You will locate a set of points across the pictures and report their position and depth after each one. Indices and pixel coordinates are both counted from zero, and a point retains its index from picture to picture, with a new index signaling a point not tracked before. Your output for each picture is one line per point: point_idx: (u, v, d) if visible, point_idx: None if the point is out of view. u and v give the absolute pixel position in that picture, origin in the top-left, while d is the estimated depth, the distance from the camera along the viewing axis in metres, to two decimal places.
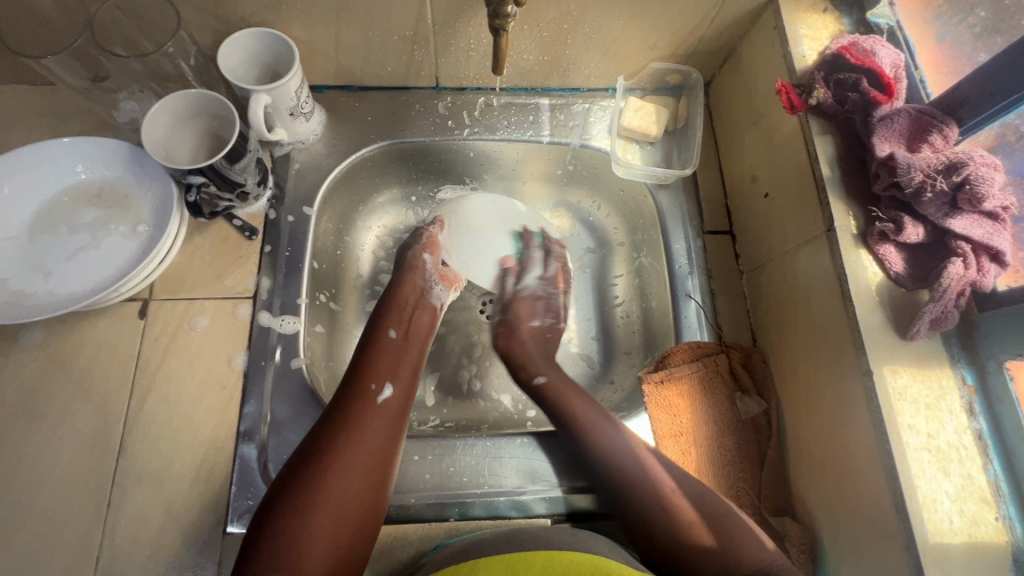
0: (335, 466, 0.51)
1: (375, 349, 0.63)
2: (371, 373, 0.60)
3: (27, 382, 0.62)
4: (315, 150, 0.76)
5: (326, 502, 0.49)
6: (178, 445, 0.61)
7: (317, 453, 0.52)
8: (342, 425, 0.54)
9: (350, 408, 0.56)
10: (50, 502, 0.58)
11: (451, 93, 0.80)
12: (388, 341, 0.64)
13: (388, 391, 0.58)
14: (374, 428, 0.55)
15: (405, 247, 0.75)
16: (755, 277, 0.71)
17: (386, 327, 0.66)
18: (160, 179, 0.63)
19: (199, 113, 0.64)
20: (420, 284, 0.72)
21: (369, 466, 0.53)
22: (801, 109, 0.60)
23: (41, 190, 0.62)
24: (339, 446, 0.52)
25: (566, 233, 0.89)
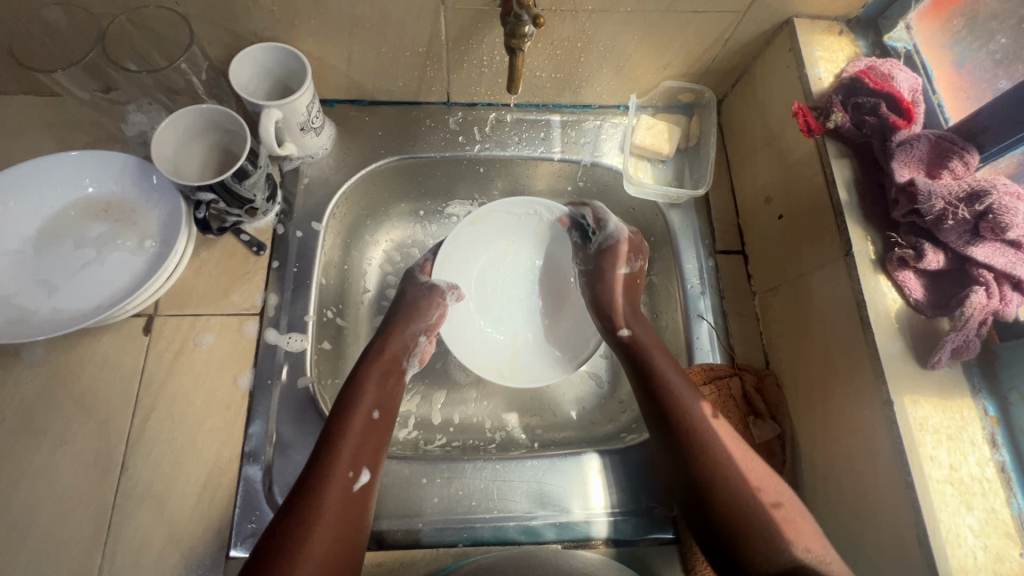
0: (291, 575, 0.46)
1: (346, 427, 0.56)
2: (345, 455, 0.54)
3: (28, 399, 0.60)
4: (324, 164, 0.75)
5: None
6: (182, 465, 0.60)
7: (279, 551, 0.48)
8: (303, 516, 0.50)
9: (313, 499, 0.51)
10: (49, 524, 0.56)
11: (461, 108, 0.79)
12: (361, 420, 0.57)
13: (365, 479, 0.54)
14: (338, 515, 0.51)
15: (410, 317, 0.69)
16: (768, 299, 0.70)
17: (359, 402, 0.59)
18: (168, 195, 0.62)
19: (208, 128, 0.63)
20: (402, 354, 0.66)
21: (336, 548, 0.50)
22: (819, 132, 0.59)
23: (47, 204, 0.61)
24: (299, 548, 0.48)
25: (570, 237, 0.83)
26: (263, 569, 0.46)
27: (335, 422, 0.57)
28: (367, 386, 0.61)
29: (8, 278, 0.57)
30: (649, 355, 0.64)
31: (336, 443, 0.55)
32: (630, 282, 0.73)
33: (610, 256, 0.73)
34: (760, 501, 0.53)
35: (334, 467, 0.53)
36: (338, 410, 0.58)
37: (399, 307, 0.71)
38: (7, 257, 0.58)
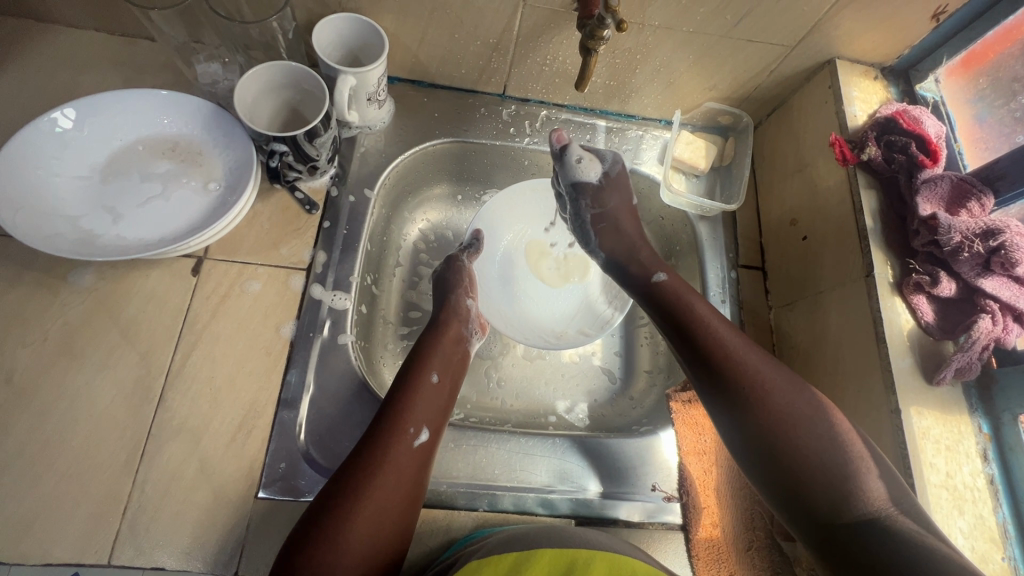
0: (365, 506, 0.51)
1: (414, 387, 0.60)
2: (410, 413, 0.57)
3: (73, 322, 0.61)
4: (381, 136, 0.78)
5: (355, 534, 0.49)
6: (218, 404, 0.61)
7: (348, 483, 0.52)
8: (374, 456, 0.54)
9: (383, 447, 0.54)
10: (83, 444, 0.57)
11: (514, 102, 0.83)
12: (426, 386, 0.61)
13: (425, 436, 0.57)
14: (407, 459, 0.55)
15: (449, 288, 0.71)
16: (784, 313, 0.75)
17: (427, 368, 0.62)
18: (242, 146, 0.64)
19: (285, 87, 0.65)
20: (460, 330, 0.69)
21: (400, 488, 0.53)
22: (852, 162, 0.65)
23: (123, 136, 0.63)
24: (367, 483, 0.52)
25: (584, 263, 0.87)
26: (335, 497, 0.51)
27: (404, 383, 0.60)
28: (433, 354, 0.64)
29: (77, 200, 0.59)
30: (696, 310, 0.64)
31: (405, 398, 0.58)
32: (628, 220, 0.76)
33: (612, 192, 0.76)
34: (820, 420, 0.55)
35: (403, 421, 0.57)
36: (405, 375, 0.61)
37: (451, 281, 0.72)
38: (78, 181, 0.59)
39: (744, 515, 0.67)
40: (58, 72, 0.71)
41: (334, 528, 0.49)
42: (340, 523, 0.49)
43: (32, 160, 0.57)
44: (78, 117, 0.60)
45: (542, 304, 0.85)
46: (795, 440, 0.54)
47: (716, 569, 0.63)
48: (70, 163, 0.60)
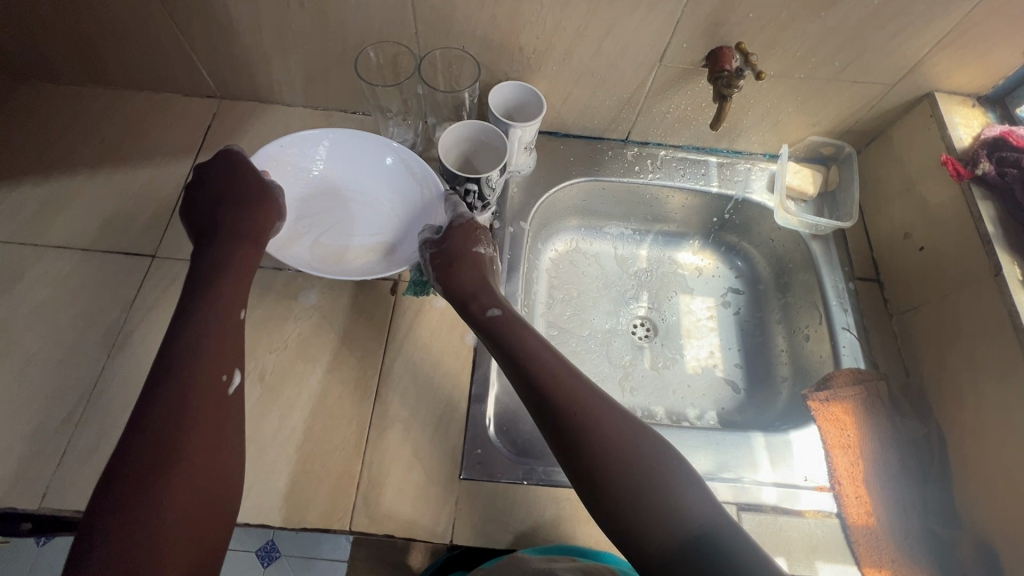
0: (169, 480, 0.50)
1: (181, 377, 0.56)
2: (204, 362, 0.58)
3: (306, 333, 0.76)
4: (526, 179, 0.93)
5: (169, 506, 0.49)
6: (421, 399, 0.72)
7: (128, 482, 0.49)
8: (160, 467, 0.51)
9: (168, 417, 0.53)
10: (320, 430, 0.69)
11: (636, 145, 0.96)
12: (197, 387, 0.56)
13: (235, 381, 0.59)
14: (198, 469, 0.52)
15: (248, 207, 0.70)
16: (908, 318, 0.81)
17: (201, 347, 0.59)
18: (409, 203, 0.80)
19: (469, 138, 0.81)
20: (258, 233, 0.70)
21: (202, 495, 0.52)
22: (967, 177, 0.73)
23: (349, 171, 0.82)
24: (158, 482, 0.50)
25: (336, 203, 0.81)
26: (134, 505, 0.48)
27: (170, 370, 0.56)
28: (212, 330, 0.60)
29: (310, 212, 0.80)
30: (536, 360, 0.61)
31: (181, 400, 0.54)
32: (479, 263, 0.72)
33: (462, 243, 0.73)
34: (584, 421, 0.56)
35: (178, 430, 0.53)
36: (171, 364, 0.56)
37: (249, 202, 0.70)
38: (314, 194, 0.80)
39: (898, 508, 0.70)
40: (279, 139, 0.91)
41: (126, 554, 0.46)
42: (131, 545, 0.47)
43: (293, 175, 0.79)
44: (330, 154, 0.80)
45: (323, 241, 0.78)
46: (592, 432, 0.55)
47: (876, 555, 0.66)
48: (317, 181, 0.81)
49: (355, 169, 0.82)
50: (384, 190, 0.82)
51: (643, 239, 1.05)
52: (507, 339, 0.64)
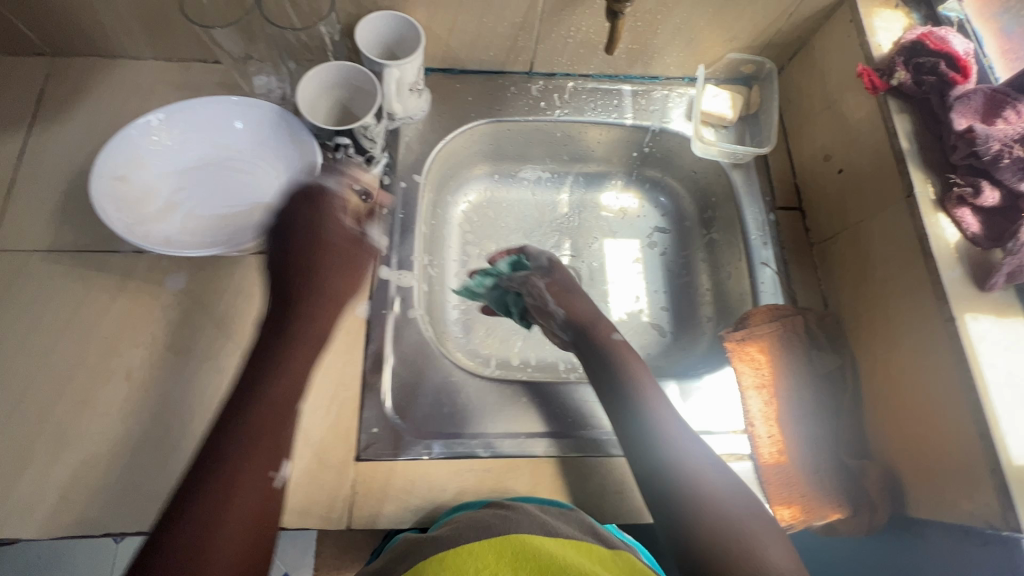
0: (244, 469, 0.47)
1: (251, 401, 0.50)
2: (297, 364, 0.53)
3: (177, 321, 0.68)
4: (421, 126, 0.83)
5: (237, 506, 0.45)
6: (310, 381, 0.67)
7: (221, 470, 0.46)
8: (215, 493, 0.45)
9: (253, 410, 0.50)
10: (200, 426, 0.64)
11: (542, 78, 0.87)
12: (271, 419, 0.50)
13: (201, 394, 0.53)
14: (253, 497, 0.47)
15: None
16: (827, 247, 0.77)
17: (280, 374, 0.52)
18: (292, 160, 0.68)
19: (339, 84, 0.71)
20: None
21: (251, 520, 0.46)
22: (882, 90, 0.66)
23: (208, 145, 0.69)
24: (239, 471, 0.47)
25: (198, 180, 0.67)
26: (189, 540, 0.43)
27: (247, 394, 0.51)
28: (290, 363, 0.53)
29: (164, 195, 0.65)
30: None
31: (246, 426, 0.49)
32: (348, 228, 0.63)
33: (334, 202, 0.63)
34: None
35: (236, 459, 0.47)
36: (255, 385, 0.51)
37: None
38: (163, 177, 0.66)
39: (811, 442, 0.69)
40: (128, 100, 0.79)
41: (205, 542, 0.43)
42: (200, 522, 0.43)
43: (129, 159, 0.64)
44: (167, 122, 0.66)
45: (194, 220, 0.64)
46: None
47: (785, 491, 0.66)
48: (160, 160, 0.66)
49: (215, 140, 0.69)
50: (256, 157, 0.69)
51: (563, 182, 0.97)
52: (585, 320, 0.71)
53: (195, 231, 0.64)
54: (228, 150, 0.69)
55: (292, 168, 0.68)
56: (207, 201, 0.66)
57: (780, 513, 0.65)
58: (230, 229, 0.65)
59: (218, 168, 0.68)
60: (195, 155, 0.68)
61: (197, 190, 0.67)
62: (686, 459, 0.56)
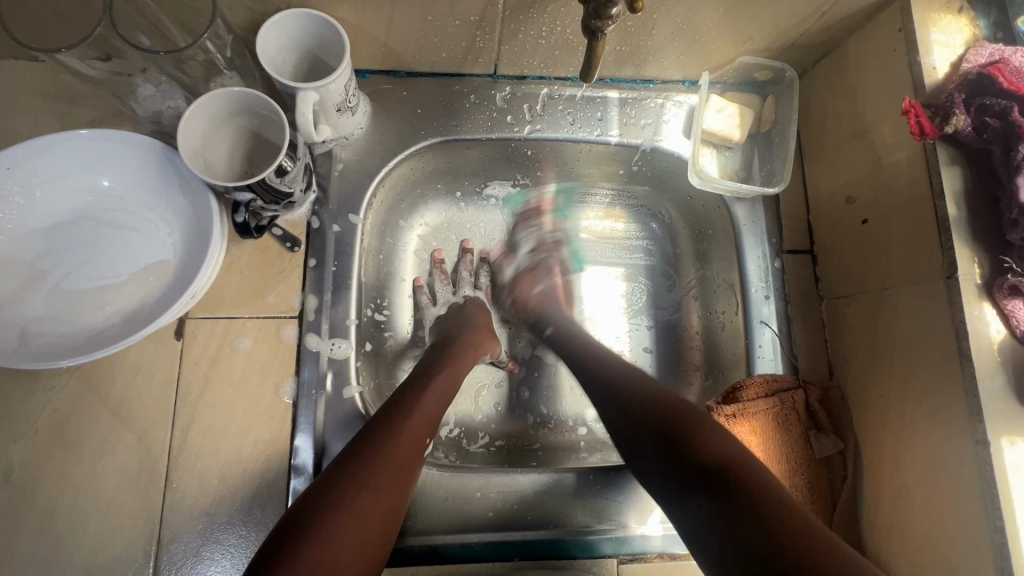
0: (377, 478, 0.45)
1: (410, 406, 0.52)
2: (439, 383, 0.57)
3: (61, 409, 0.57)
4: (358, 146, 0.68)
5: (362, 514, 0.43)
6: (228, 479, 0.57)
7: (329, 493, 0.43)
8: (361, 468, 0.45)
9: (375, 431, 0.49)
10: (97, 537, 0.55)
11: (509, 81, 0.70)
12: (419, 421, 0.52)
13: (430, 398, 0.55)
14: (396, 478, 0.47)
15: None
16: (839, 307, 0.66)
17: (424, 392, 0.55)
18: (187, 216, 0.55)
19: (238, 112, 0.55)
20: None
21: (393, 502, 0.46)
22: (932, 135, 0.52)
23: (79, 194, 0.55)
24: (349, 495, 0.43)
25: (70, 243, 0.54)
26: (320, 501, 0.43)
27: (400, 400, 0.53)
28: (430, 387, 0.56)
29: (25, 266, 0.52)
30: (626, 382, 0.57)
31: (401, 421, 0.50)
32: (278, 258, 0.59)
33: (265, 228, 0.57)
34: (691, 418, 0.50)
35: (390, 445, 0.48)
36: (403, 394, 0.54)
37: None
38: (17, 247, 0.52)
39: None
40: None
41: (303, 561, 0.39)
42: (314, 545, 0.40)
43: None
44: (9, 173, 0.51)
45: (65, 300, 0.52)
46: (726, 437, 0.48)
47: None
48: (10, 226, 0.52)
49: (88, 189, 0.55)
50: (142, 210, 0.55)
51: (538, 200, 0.82)
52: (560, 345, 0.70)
53: (66, 315, 0.52)
54: (107, 202, 0.55)
55: (187, 227, 0.55)
56: (82, 271, 0.53)
57: None
58: (113, 310, 0.53)
59: (94, 225, 0.55)
60: (63, 210, 0.54)
61: (68, 257, 0.53)
62: (636, 374, 0.58)
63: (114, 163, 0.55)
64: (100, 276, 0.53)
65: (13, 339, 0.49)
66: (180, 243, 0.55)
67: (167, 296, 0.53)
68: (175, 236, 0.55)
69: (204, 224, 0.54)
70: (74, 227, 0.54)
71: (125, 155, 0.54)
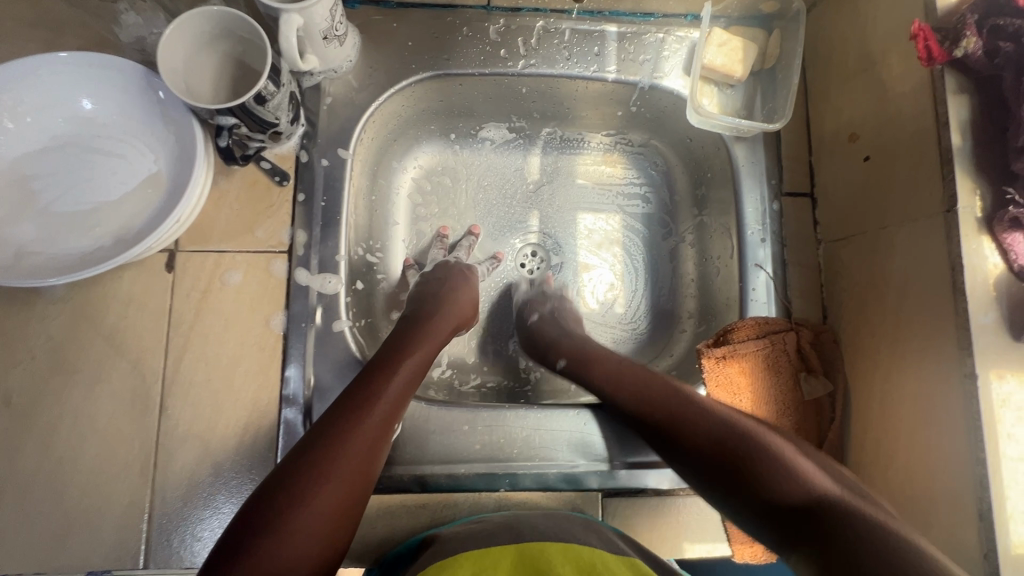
0: (353, 447, 0.46)
1: (376, 394, 0.50)
2: (421, 351, 0.56)
3: (56, 335, 0.58)
4: (347, 80, 0.66)
5: (338, 483, 0.44)
6: (221, 406, 0.59)
7: (308, 459, 0.44)
8: (318, 464, 0.44)
9: (352, 398, 0.49)
10: (95, 459, 0.57)
11: (504, 14, 0.68)
12: (382, 411, 0.49)
13: (409, 364, 0.54)
14: (354, 474, 0.45)
15: None
16: (837, 250, 0.64)
17: (392, 377, 0.52)
18: (172, 143, 0.54)
19: (220, 36, 0.54)
20: None
21: (352, 492, 0.45)
22: (940, 61, 0.50)
23: (62, 120, 0.54)
24: (327, 463, 0.44)
25: (54, 169, 0.54)
26: (277, 500, 0.42)
27: (365, 385, 0.50)
28: (400, 370, 0.53)
29: (12, 189, 0.52)
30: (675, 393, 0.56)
31: (364, 412, 0.48)
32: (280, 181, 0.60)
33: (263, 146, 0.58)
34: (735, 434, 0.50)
35: (350, 440, 0.46)
36: (374, 369, 0.52)
37: None
38: (3, 169, 0.52)
39: None
40: None
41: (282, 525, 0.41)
42: (289, 512, 0.42)
43: None
44: None
45: (51, 222, 0.52)
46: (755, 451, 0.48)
47: (751, 533, 0.59)
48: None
49: (73, 114, 0.54)
50: (127, 137, 0.55)
51: (533, 144, 0.81)
52: (550, 335, 0.68)
53: (53, 238, 0.52)
54: (92, 128, 0.55)
55: (173, 155, 0.54)
56: (66, 196, 0.53)
57: (741, 552, 0.60)
58: (100, 233, 0.53)
59: (79, 152, 0.54)
60: (48, 135, 0.54)
61: (52, 182, 0.53)
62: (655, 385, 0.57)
63: (98, 89, 0.54)
64: (85, 202, 0.53)
65: (10, 257, 0.50)
66: (166, 170, 0.54)
67: (152, 222, 0.53)
68: (160, 164, 0.55)
69: (189, 151, 0.54)
70: (58, 152, 0.54)
71: (110, 80, 0.54)
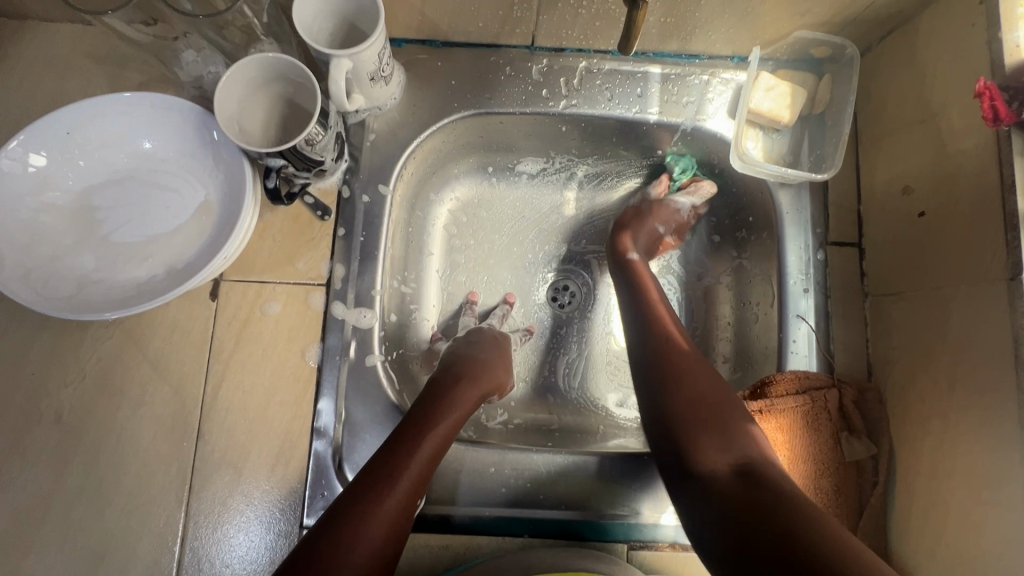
0: (370, 532, 0.45)
1: (396, 474, 0.49)
2: (447, 422, 0.55)
3: (105, 359, 0.60)
4: (390, 117, 0.67)
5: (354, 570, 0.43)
6: (255, 433, 0.60)
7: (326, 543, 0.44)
8: (336, 549, 0.44)
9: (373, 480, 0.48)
10: (134, 479, 0.59)
11: (547, 54, 0.68)
12: (402, 492, 0.48)
13: (433, 441, 0.53)
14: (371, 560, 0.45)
15: None
16: (885, 305, 0.62)
17: (414, 453, 0.51)
18: (222, 180, 0.56)
19: (272, 79, 0.56)
20: None
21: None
22: (1008, 121, 0.47)
23: (124, 155, 0.57)
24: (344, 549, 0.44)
25: (115, 201, 0.56)
26: None
27: (388, 464, 0.50)
28: (423, 444, 0.52)
29: (75, 220, 0.55)
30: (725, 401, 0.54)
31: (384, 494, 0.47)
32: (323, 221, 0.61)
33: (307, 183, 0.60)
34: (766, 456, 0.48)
35: (357, 533, 0.45)
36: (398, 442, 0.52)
37: None
38: (67, 202, 0.55)
39: None
40: None
41: None
42: None
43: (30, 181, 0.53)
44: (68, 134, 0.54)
45: (108, 253, 0.55)
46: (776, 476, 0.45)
47: None
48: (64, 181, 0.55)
49: (134, 150, 0.57)
50: (181, 173, 0.57)
51: (570, 179, 0.80)
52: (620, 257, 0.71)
53: (110, 268, 0.54)
54: (150, 163, 0.57)
55: (223, 190, 0.56)
56: (124, 228, 0.56)
57: None
58: (153, 266, 0.55)
59: (138, 185, 0.57)
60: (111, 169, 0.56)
61: (112, 214, 0.56)
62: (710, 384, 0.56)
63: (158, 127, 0.57)
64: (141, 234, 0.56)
65: (71, 287, 0.52)
66: (216, 206, 0.56)
67: (200, 256, 0.55)
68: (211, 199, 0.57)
69: (238, 188, 0.55)
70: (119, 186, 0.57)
71: (170, 118, 0.56)
